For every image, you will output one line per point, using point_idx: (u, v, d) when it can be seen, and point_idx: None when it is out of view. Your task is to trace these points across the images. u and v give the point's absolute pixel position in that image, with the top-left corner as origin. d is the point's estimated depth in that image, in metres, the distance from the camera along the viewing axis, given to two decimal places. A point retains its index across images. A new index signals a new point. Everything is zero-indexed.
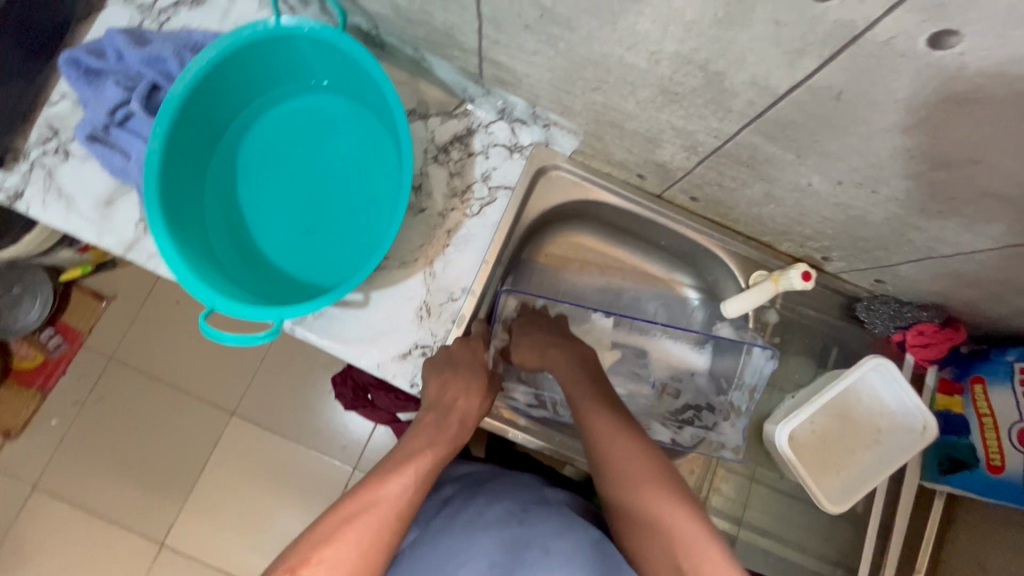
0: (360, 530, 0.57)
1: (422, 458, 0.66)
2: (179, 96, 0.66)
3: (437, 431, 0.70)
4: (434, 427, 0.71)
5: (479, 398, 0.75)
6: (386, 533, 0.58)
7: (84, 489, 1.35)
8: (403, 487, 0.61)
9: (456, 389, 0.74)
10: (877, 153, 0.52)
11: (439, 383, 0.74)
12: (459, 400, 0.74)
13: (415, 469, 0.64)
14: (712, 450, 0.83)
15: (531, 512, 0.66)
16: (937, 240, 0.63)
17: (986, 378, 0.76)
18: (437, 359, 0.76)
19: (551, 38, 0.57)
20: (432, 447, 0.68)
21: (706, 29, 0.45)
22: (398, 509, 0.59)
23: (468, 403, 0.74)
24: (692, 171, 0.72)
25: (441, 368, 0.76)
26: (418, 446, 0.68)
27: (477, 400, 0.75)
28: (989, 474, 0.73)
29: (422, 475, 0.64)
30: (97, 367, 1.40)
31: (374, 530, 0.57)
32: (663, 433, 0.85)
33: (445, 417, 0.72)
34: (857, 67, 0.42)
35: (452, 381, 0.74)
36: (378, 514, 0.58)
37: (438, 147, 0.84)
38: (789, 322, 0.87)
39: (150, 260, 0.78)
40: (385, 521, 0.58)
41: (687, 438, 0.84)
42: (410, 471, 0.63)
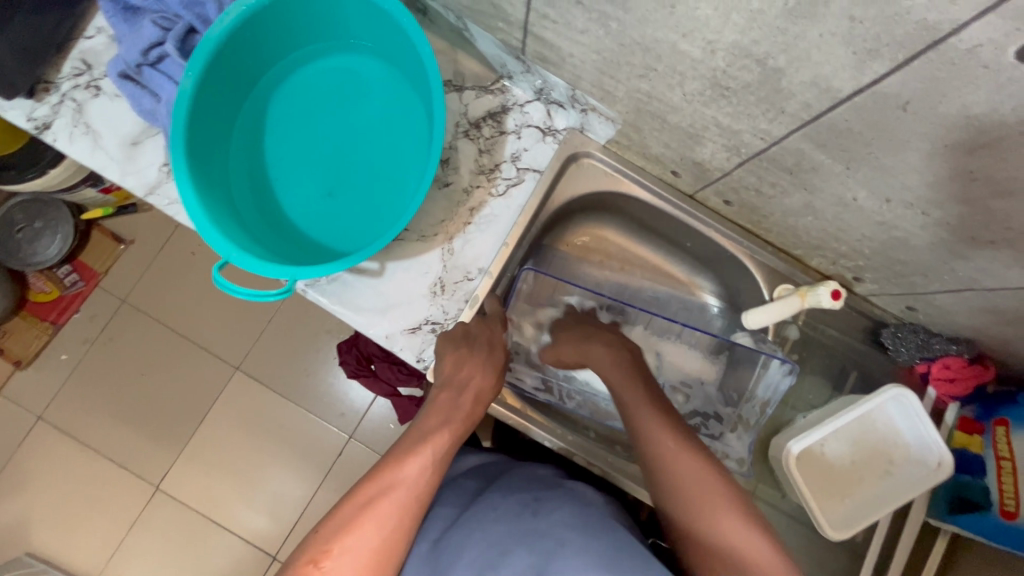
0: (383, 512, 0.56)
1: (439, 438, 0.65)
2: (215, 41, 0.64)
3: (453, 406, 0.69)
4: (449, 405, 0.69)
5: (493, 379, 0.74)
6: (407, 515, 0.58)
7: (87, 426, 1.37)
8: (423, 466, 0.61)
9: (471, 370, 0.73)
10: (935, 172, 0.49)
11: (454, 359, 0.73)
12: (473, 381, 0.72)
13: (434, 446, 0.64)
14: (715, 459, 0.82)
15: (544, 502, 0.65)
16: (981, 271, 0.60)
17: (1010, 421, 0.73)
18: (454, 334, 0.75)
19: (603, 16, 0.54)
20: (450, 425, 0.67)
21: (772, 20, 0.42)
22: (418, 491, 0.59)
23: (485, 383, 0.73)
24: (730, 173, 0.69)
25: (457, 344, 0.74)
26: (434, 423, 0.67)
27: (492, 378, 0.74)
28: (1001, 520, 0.70)
29: (440, 453, 0.64)
30: (109, 307, 1.41)
31: (397, 511, 0.57)
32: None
33: (460, 394, 0.71)
34: (931, 75, 0.39)
35: (468, 358, 0.73)
36: (401, 494, 0.58)
37: (470, 122, 0.82)
38: (809, 340, 0.85)
39: (170, 206, 0.78)
40: (405, 501, 0.58)
41: None
42: (429, 450, 0.63)
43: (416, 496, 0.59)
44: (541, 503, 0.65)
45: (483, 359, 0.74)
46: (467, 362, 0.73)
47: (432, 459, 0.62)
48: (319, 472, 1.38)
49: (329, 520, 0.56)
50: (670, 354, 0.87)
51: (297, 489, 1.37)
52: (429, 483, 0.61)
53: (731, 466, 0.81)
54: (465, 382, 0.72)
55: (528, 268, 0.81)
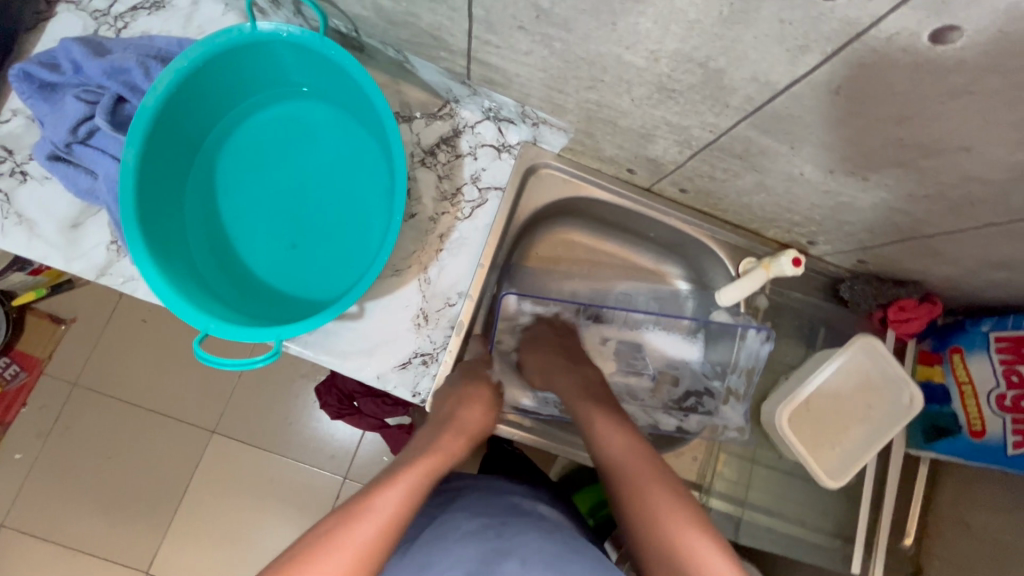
0: (353, 540, 0.53)
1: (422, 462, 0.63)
2: (151, 110, 0.62)
3: (432, 440, 0.68)
4: (429, 437, 0.68)
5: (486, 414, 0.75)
6: (377, 543, 0.54)
7: (58, 525, 1.28)
8: (400, 490, 0.59)
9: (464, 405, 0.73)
10: (871, 143, 0.53)
11: (449, 401, 0.73)
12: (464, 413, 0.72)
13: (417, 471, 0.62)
14: (717, 433, 0.87)
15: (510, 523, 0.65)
16: (920, 222, 0.65)
17: (963, 348, 0.80)
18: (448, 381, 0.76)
19: (546, 38, 0.56)
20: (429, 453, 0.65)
21: (709, 28, 0.45)
22: (393, 513, 0.56)
23: (472, 408, 0.73)
24: (684, 164, 0.73)
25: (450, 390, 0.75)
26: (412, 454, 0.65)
27: (476, 409, 0.73)
28: (973, 440, 0.77)
29: (421, 481, 0.61)
30: (58, 395, 1.32)
31: (367, 537, 0.54)
32: (668, 422, 0.88)
33: (442, 427, 0.70)
34: (858, 62, 0.43)
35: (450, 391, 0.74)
36: (373, 517, 0.55)
37: (425, 150, 0.82)
38: (779, 306, 0.90)
39: (127, 284, 0.74)
40: (379, 528, 0.55)
41: (692, 425, 0.88)
42: (407, 474, 0.61)
43: (391, 523, 0.55)
44: (507, 525, 0.65)
45: (468, 388, 0.75)
46: (450, 395, 0.73)
47: (407, 485, 0.59)
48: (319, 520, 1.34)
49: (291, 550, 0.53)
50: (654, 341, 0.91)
51: None
52: (408, 506, 0.58)
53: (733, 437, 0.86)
54: (449, 415, 0.71)
55: (509, 291, 0.86)
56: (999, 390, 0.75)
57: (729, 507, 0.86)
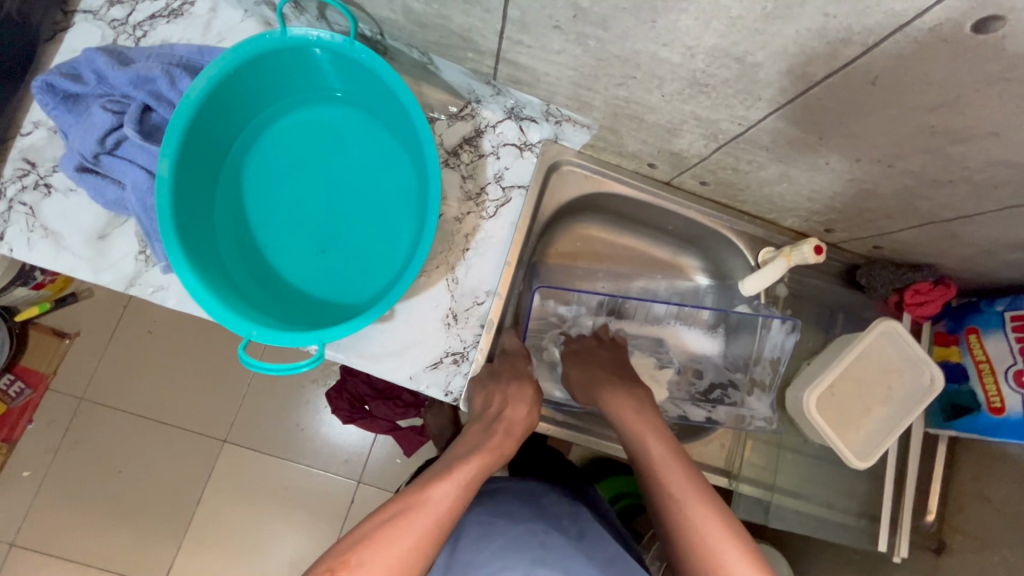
0: (413, 529, 0.56)
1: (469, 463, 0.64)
2: (185, 118, 0.62)
3: (482, 438, 0.69)
4: (480, 436, 0.69)
5: (530, 409, 0.74)
6: (434, 534, 0.56)
7: (73, 539, 1.27)
8: (456, 486, 0.60)
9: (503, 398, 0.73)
10: (900, 131, 0.55)
11: (483, 394, 0.75)
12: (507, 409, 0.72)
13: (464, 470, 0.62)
14: (745, 424, 0.88)
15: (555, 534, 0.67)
16: (942, 207, 0.67)
17: (979, 328, 0.83)
18: (481, 374, 0.77)
19: (581, 36, 0.57)
20: (480, 452, 0.66)
21: (751, 23, 0.46)
22: (449, 507, 0.58)
23: (520, 407, 0.73)
24: (708, 157, 0.74)
25: (485, 382, 0.76)
26: (465, 451, 0.67)
27: (524, 408, 0.73)
28: (992, 417, 0.79)
29: (473, 478, 0.62)
30: (67, 410, 1.30)
31: (425, 528, 0.56)
32: (697, 414, 0.89)
33: (492, 426, 0.70)
34: (898, 53, 0.44)
35: (495, 390, 0.74)
36: (431, 510, 0.57)
37: (448, 151, 0.83)
38: (797, 293, 0.92)
39: (156, 293, 0.74)
40: (436, 521, 0.57)
41: (720, 415, 0.89)
42: (462, 471, 0.62)
43: (446, 517, 0.58)
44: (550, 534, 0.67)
45: (514, 387, 0.74)
46: (496, 393, 0.74)
47: (461, 481, 0.61)
48: (338, 524, 1.34)
49: (351, 534, 0.56)
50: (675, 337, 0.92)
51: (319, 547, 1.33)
52: (461, 502, 0.60)
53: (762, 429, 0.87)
54: (499, 416, 0.71)
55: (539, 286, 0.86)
56: (1017, 366, 0.77)
57: (759, 492, 0.87)
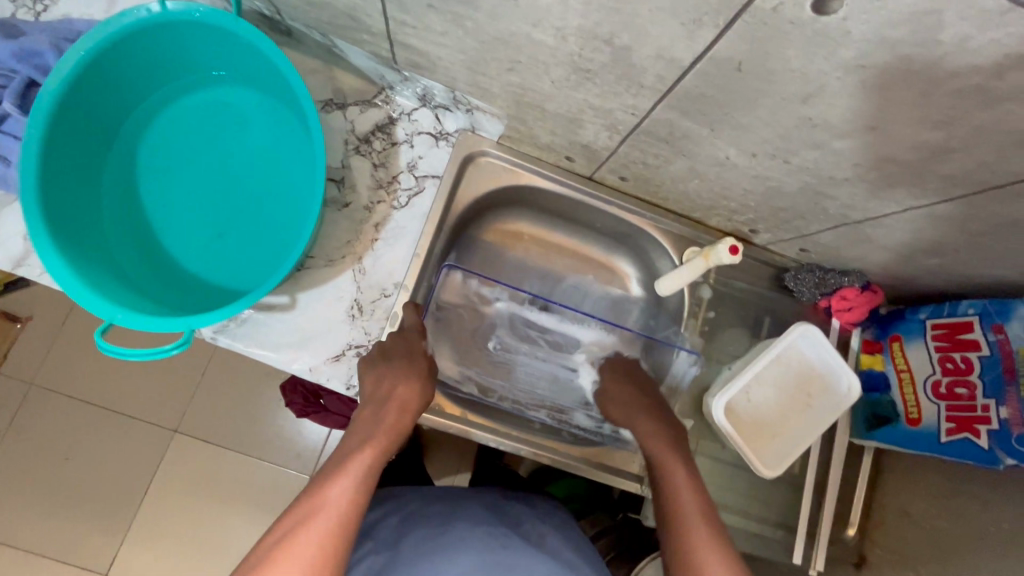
0: (309, 542, 0.54)
1: (363, 454, 0.63)
2: (55, 92, 0.60)
3: (376, 420, 0.68)
4: (372, 421, 0.68)
5: (420, 390, 0.72)
6: (334, 538, 0.55)
7: (8, 528, 1.25)
8: (350, 482, 0.59)
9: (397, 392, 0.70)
10: (784, 124, 0.52)
11: (374, 378, 0.72)
12: (397, 397, 0.70)
13: (357, 465, 0.61)
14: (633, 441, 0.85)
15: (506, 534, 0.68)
16: (847, 207, 0.65)
17: (902, 336, 0.80)
18: (372, 356, 0.74)
19: (457, 17, 0.55)
20: (374, 439, 0.65)
21: (605, 2, 0.44)
22: (346, 507, 0.57)
23: (410, 389, 0.72)
24: (616, 150, 0.71)
25: (375, 363, 0.73)
26: (357, 441, 0.65)
27: (417, 390, 0.72)
28: (908, 428, 0.77)
29: (366, 469, 0.61)
30: (15, 394, 1.28)
31: (320, 537, 0.54)
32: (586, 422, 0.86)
33: (382, 409, 0.69)
34: (753, 36, 0.42)
35: (389, 373, 0.72)
36: (326, 515, 0.56)
37: (360, 138, 0.80)
38: (723, 296, 0.89)
39: (44, 274, 0.71)
40: (333, 524, 0.56)
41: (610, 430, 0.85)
42: (355, 467, 0.61)
43: (344, 518, 0.56)
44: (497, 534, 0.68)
45: (404, 368, 0.73)
46: (387, 376, 0.72)
47: (357, 476, 0.60)
48: None
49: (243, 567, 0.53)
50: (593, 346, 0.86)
51: None
52: (355, 500, 0.58)
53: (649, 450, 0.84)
54: (378, 396, 0.70)
55: (445, 265, 0.79)
56: (935, 377, 0.74)
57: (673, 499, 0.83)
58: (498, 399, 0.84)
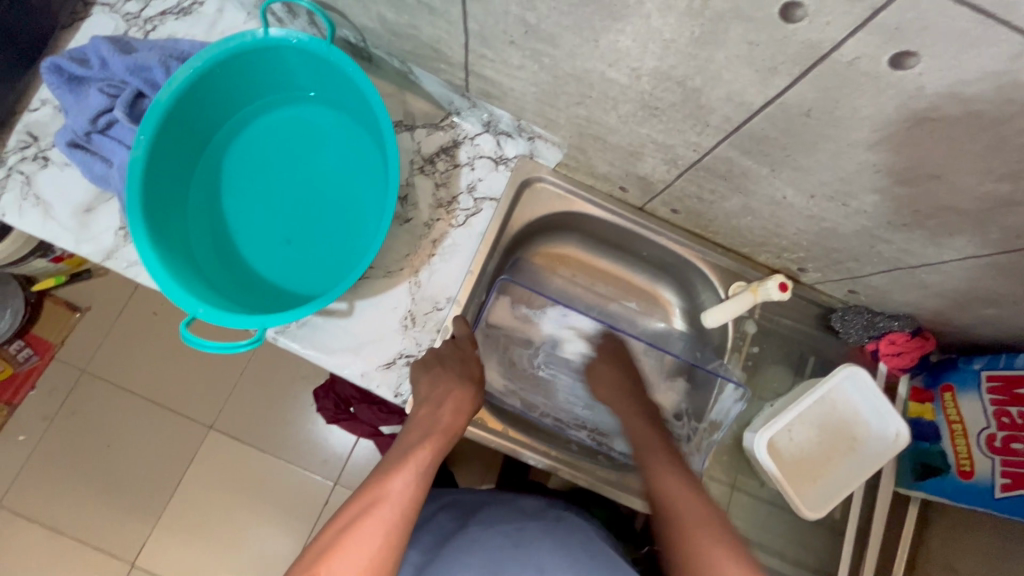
0: (373, 530, 0.56)
1: (421, 451, 0.66)
2: (165, 103, 0.66)
3: (432, 420, 0.71)
4: (428, 419, 0.71)
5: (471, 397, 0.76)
6: (397, 527, 0.58)
7: (51, 509, 1.30)
8: (410, 478, 0.62)
9: (450, 397, 0.73)
10: (846, 168, 0.54)
11: (428, 380, 0.74)
12: (448, 401, 0.73)
13: (416, 461, 0.64)
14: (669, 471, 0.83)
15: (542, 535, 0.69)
16: (904, 252, 0.65)
17: (955, 386, 0.78)
18: (427, 358, 0.77)
19: (536, 53, 0.59)
20: (431, 437, 0.69)
21: (683, 48, 0.47)
22: (408, 500, 0.60)
23: (463, 393, 0.75)
24: (672, 184, 0.74)
25: (429, 366, 0.76)
26: (416, 438, 0.68)
27: (467, 396, 0.75)
28: (960, 480, 0.75)
29: (426, 466, 0.65)
30: (68, 380, 1.35)
31: (384, 525, 0.57)
32: (625, 447, 0.86)
33: (439, 406, 0.72)
34: (825, 86, 0.44)
35: (442, 377, 0.75)
36: (388, 506, 0.59)
37: (424, 158, 0.85)
38: (768, 332, 0.89)
39: (129, 268, 0.77)
40: (394, 515, 0.58)
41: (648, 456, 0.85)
42: (414, 462, 0.64)
43: (406, 509, 0.59)
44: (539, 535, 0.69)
45: (456, 375, 0.76)
46: (442, 380, 0.74)
47: (416, 472, 0.63)
48: (305, 524, 1.34)
49: (312, 546, 0.56)
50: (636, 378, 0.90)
51: (284, 545, 1.32)
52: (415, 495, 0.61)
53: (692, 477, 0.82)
54: (430, 398, 0.73)
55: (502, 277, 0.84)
56: (990, 430, 0.73)
57: None
58: (541, 414, 0.86)
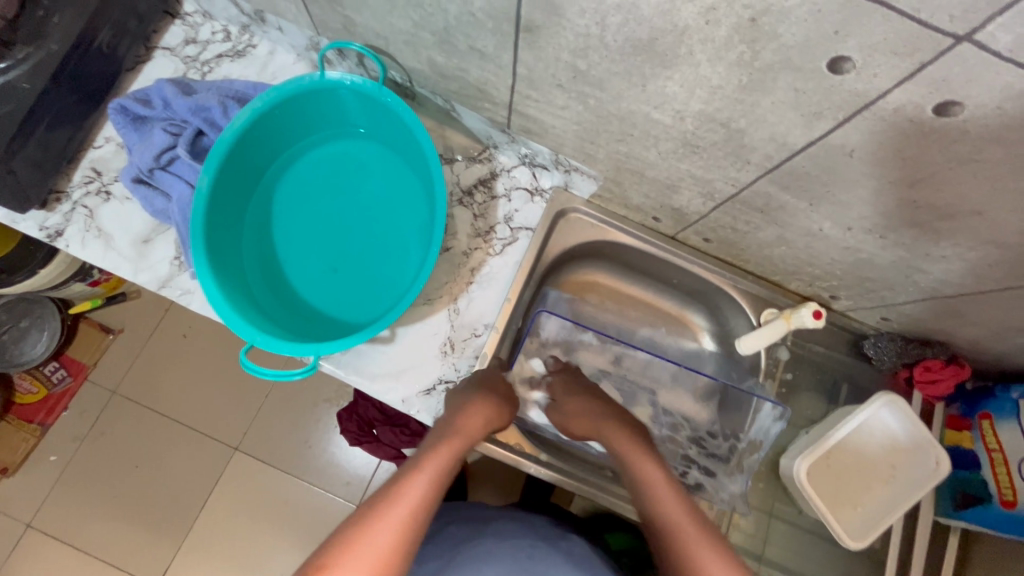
0: (391, 524, 0.54)
1: (441, 451, 0.64)
2: (228, 143, 0.71)
3: (455, 425, 0.69)
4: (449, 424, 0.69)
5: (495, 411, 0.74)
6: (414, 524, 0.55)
7: (79, 530, 1.32)
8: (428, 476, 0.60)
9: (477, 411, 0.72)
10: (884, 203, 0.56)
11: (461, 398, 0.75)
12: (473, 408, 0.72)
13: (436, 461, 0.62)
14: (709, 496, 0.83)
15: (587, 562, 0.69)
16: (941, 282, 0.67)
17: (993, 414, 0.78)
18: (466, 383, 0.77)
19: (582, 95, 0.62)
20: (450, 439, 0.66)
21: (730, 93, 0.50)
22: (425, 496, 0.57)
23: (489, 404, 0.74)
24: (708, 215, 0.76)
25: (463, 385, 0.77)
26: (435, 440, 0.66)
27: (492, 408, 0.74)
28: (1003, 510, 0.74)
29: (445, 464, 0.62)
30: (101, 401, 1.38)
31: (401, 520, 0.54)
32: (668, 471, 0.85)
33: (463, 414, 0.71)
34: (868, 129, 0.47)
35: (469, 392, 0.75)
36: (405, 501, 0.56)
37: (463, 190, 0.88)
38: (800, 358, 0.90)
39: (183, 296, 0.80)
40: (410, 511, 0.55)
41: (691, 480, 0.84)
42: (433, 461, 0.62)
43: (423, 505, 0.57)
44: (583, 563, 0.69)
45: (483, 390, 0.76)
46: (469, 393, 0.74)
47: (435, 470, 0.61)
48: None
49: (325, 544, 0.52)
50: (677, 401, 0.90)
51: None
52: (433, 493, 0.59)
53: (725, 507, 0.83)
54: (462, 406, 0.72)
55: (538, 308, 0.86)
56: None
57: (747, 562, 0.83)
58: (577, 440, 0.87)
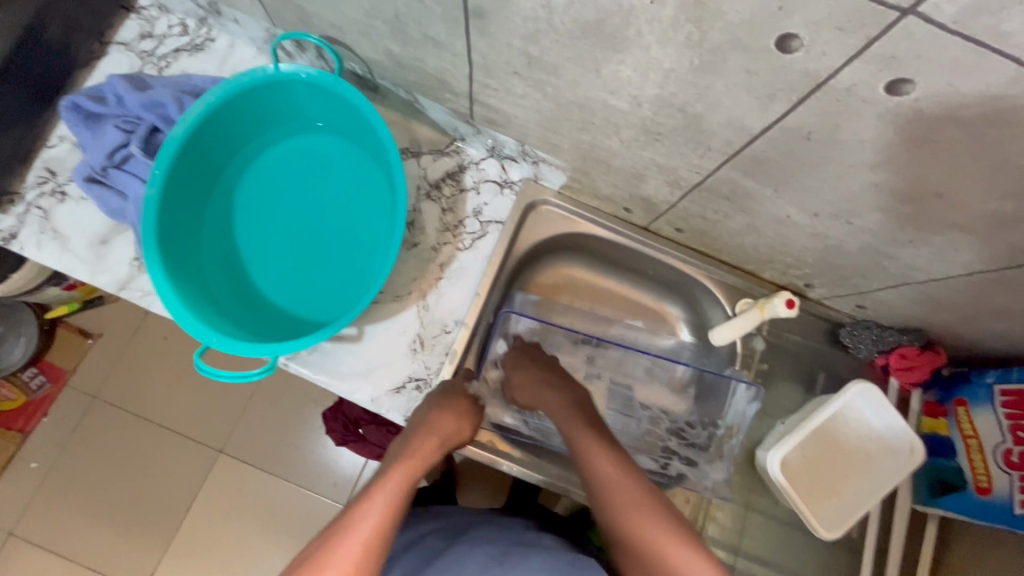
0: (351, 546, 0.55)
1: (399, 472, 0.66)
2: (180, 140, 0.69)
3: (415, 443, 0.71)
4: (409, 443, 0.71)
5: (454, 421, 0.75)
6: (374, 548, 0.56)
7: (61, 538, 1.30)
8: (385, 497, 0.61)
9: (435, 422, 0.73)
10: (848, 188, 0.55)
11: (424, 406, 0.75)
12: (431, 425, 0.73)
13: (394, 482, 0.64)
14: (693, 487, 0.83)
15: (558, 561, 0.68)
16: (910, 267, 0.65)
17: (968, 401, 0.77)
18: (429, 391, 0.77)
19: (539, 83, 0.60)
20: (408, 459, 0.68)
21: (683, 76, 0.48)
22: (384, 517, 0.59)
23: (448, 416, 0.75)
24: (677, 204, 0.75)
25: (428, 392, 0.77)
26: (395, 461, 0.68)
27: (451, 418, 0.75)
28: (979, 497, 0.74)
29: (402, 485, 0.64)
30: (79, 407, 1.36)
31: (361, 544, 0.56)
32: (648, 464, 0.85)
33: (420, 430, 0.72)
34: (825, 111, 0.45)
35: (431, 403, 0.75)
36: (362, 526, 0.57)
37: (431, 184, 0.86)
38: (776, 348, 0.89)
39: (144, 298, 0.78)
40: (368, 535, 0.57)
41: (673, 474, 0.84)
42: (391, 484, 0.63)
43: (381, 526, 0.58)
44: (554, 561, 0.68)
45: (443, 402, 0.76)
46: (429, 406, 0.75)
47: (392, 492, 0.62)
48: None
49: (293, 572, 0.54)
50: (655, 395, 0.89)
51: None
52: (396, 511, 0.61)
53: (706, 494, 0.83)
54: (422, 421, 0.73)
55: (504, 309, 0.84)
56: (1006, 445, 0.71)
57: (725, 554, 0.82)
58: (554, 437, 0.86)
